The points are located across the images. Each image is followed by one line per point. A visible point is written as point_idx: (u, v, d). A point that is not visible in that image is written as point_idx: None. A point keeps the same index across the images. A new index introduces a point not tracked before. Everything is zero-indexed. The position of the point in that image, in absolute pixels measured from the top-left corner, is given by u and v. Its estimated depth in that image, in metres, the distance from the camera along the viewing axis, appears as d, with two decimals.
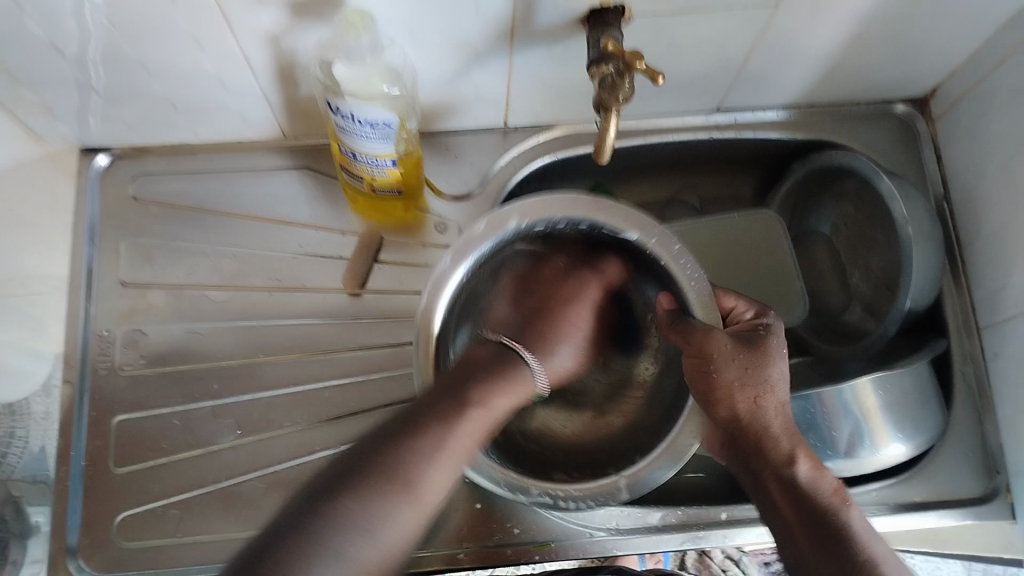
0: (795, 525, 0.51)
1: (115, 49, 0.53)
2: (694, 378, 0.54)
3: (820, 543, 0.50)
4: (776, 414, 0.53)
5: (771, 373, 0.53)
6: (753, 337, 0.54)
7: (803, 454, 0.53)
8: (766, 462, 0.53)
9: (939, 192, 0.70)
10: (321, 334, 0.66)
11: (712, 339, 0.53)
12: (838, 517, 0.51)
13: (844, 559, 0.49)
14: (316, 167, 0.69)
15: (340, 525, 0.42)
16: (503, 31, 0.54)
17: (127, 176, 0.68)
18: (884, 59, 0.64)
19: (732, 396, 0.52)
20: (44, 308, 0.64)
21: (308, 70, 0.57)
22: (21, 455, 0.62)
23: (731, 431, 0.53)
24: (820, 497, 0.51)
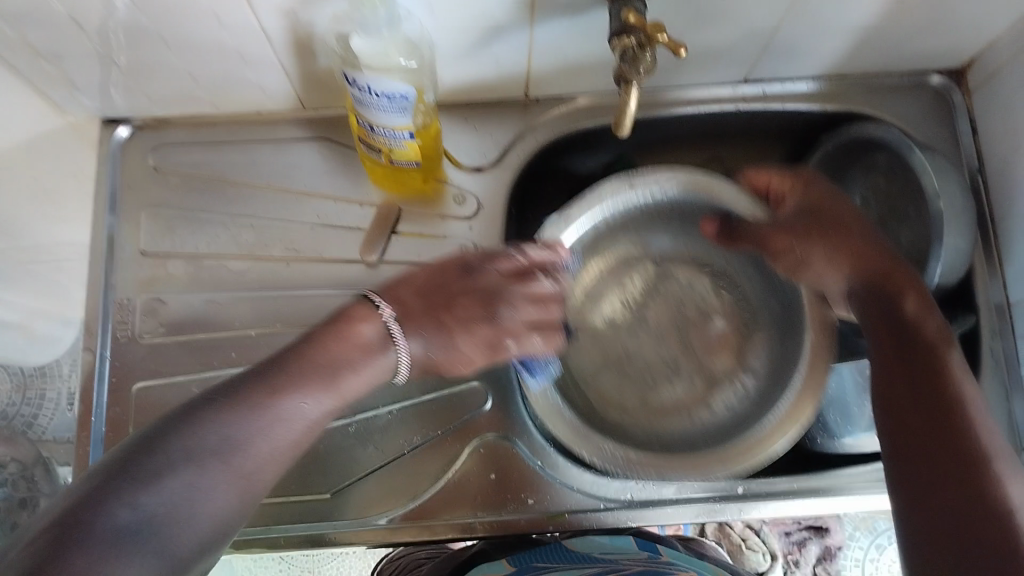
0: (886, 371, 0.52)
1: (134, 21, 0.53)
2: (774, 238, 0.60)
3: (927, 381, 0.49)
4: (846, 262, 0.58)
5: (843, 234, 0.58)
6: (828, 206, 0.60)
7: (922, 292, 0.54)
8: (871, 298, 0.55)
9: (973, 165, 0.68)
10: (339, 305, 0.66)
11: (779, 206, 0.62)
12: (936, 354, 0.51)
13: (951, 397, 0.48)
14: (334, 138, 0.68)
15: (181, 439, 0.43)
16: (525, 2, 0.53)
17: (146, 145, 0.68)
18: (920, 31, 0.62)
19: (778, 249, 0.60)
20: (70, 275, 0.66)
21: (326, 42, 0.56)
22: (51, 417, 0.66)
23: (855, 276, 0.57)
24: (919, 333, 0.52)
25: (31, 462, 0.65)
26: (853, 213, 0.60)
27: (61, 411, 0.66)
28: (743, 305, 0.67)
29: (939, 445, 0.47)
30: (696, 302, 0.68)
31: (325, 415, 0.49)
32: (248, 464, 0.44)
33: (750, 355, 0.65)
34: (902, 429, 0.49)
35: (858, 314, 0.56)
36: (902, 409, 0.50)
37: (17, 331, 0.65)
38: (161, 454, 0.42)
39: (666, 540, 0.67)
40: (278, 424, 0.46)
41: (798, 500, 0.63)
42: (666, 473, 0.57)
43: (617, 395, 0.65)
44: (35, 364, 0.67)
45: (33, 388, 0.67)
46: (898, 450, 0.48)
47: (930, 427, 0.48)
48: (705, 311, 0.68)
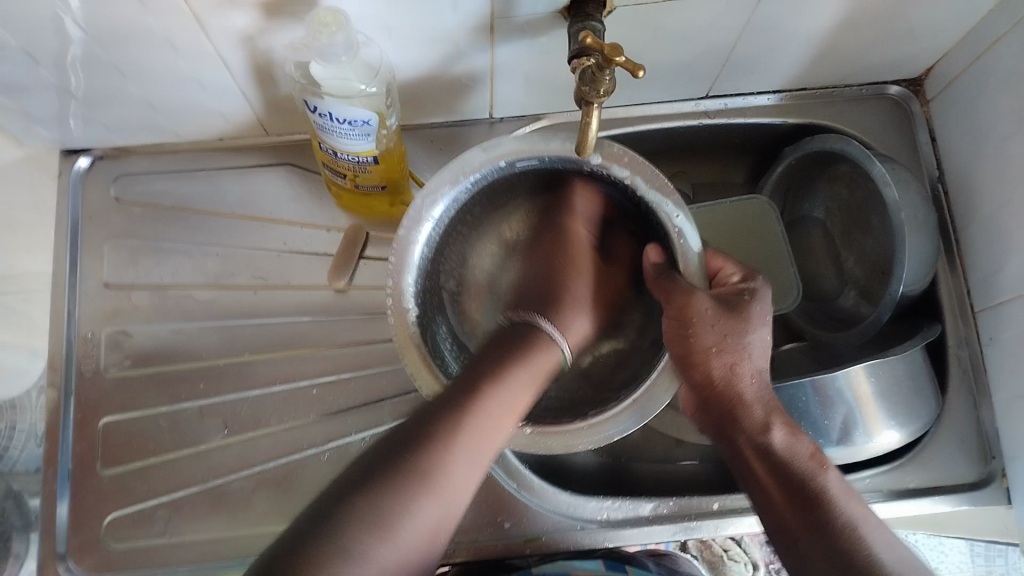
0: (790, 516, 0.49)
1: (89, 53, 0.52)
2: (676, 340, 0.53)
3: (801, 510, 0.49)
4: (750, 381, 0.52)
5: (751, 339, 0.52)
6: (739, 302, 0.52)
7: (779, 422, 0.52)
8: (741, 432, 0.52)
9: (933, 174, 0.69)
10: (310, 331, 0.65)
11: (693, 302, 0.51)
12: (815, 484, 0.50)
13: (825, 525, 0.48)
14: (298, 163, 0.68)
15: (356, 528, 0.40)
16: (484, 25, 0.53)
17: (108, 175, 0.67)
18: (878, 42, 0.63)
19: (708, 361, 0.51)
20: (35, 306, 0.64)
21: (285, 68, 0.55)
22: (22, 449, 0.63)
23: (707, 397, 0.53)
24: (795, 466, 0.50)
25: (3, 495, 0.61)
26: (763, 313, 0.53)
27: (31, 444, 0.63)
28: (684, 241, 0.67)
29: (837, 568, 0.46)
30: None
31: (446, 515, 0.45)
32: (446, 490, 0.44)
33: None
34: (800, 554, 0.48)
35: (714, 435, 0.54)
36: (807, 541, 0.48)
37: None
38: (325, 528, 0.40)
39: (638, 560, 0.65)
40: (432, 512, 0.43)
41: None
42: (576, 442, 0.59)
43: None
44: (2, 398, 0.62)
45: (4, 420, 0.62)
46: (801, 565, 0.48)
47: (824, 549, 0.47)
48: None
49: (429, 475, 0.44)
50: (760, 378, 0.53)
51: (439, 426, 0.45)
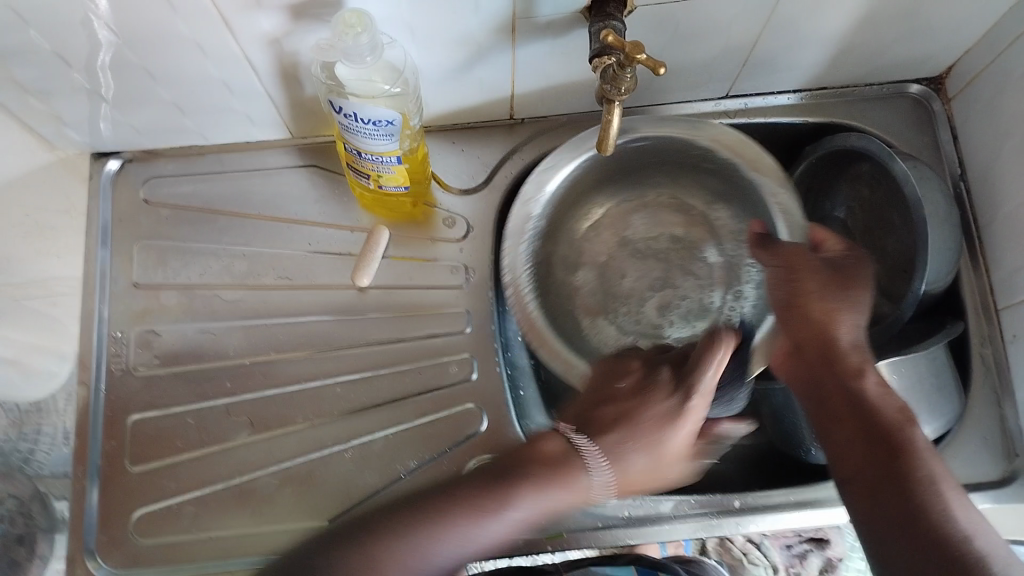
0: (872, 465, 0.49)
1: (119, 56, 0.53)
2: (780, 291, 0.56)
3: (881, 457, 0.49)
4: (850, 332, 0.54)
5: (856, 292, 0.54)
6: (845, 266, 0.55)
7: (874, 375, 0.53)
8: (832, 377, 0.53)
9: (955, 172, 0.69)
10: (333, 330, 0.66)
11: (801, 252, 0.56)
12: (899, 436, 0.49)
13: (901, 473, 0.48)
14: (322, 165, 0.69)
15: None
16: (506, 26, 0.54)
17: (137, 178, 0.69)
18: (898, 40, 0.63)
19: (807, 305, 0.54)
20: (64, 309, 0.65)
21: (310, 70, 0.56)
22: (47, 453, 0.64)
23: (804, 341, 0.55)
24: (881, 417, 0.50)
25: (28, 498, 0.62)
26: (864, 280, 0.55)
27: (58, 446, 0.64)
28: (738, 260, 0.69)
29: (907, 521, 0.46)
30: (688, 245, 0.71)
31: (488, 540, 0.49)
32: (414, 573, 0.46)
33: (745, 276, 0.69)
34: (872, 504, 0.48)
35: (801, 390, 0.55)
36: (883, 492, 0.48)
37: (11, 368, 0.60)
38: None
39: (671, 565, 0.70)
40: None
41: (797, 513, 0.64)
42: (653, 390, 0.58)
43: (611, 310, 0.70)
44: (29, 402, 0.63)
45: (28, 424, 0.63)
46: (871, 511, 0.48)
47: (900, 502, 0.47)
48: (701, 241, 0.71)
49: (399, 555, 0.46)
50: (857, 331, 0.54)
51: (455, 495, 0.49)
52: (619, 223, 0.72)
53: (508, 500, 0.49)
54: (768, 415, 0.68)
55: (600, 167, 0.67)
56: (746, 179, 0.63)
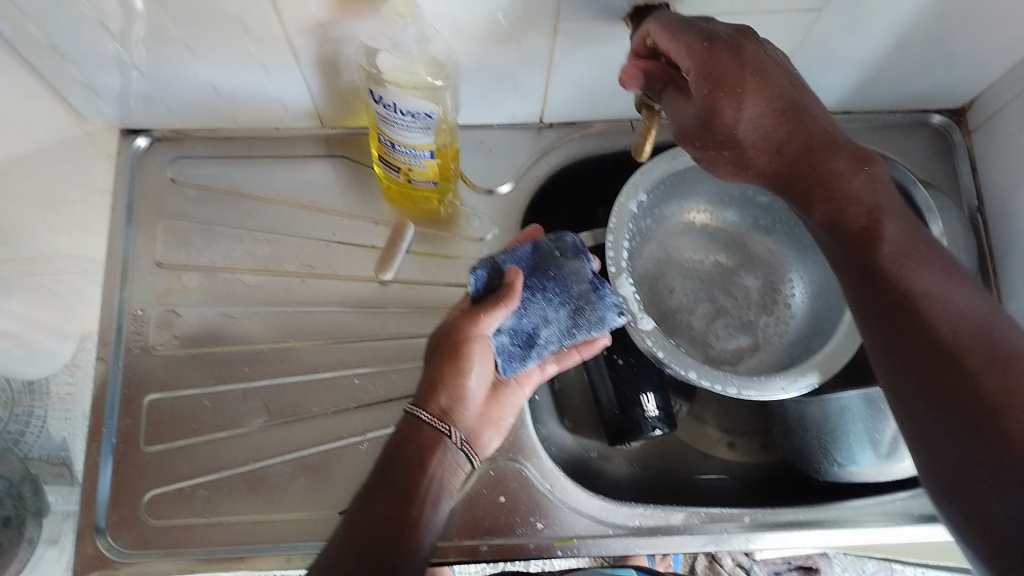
0: (852, 285, 0.48)
1: (161, 29, 0.54)
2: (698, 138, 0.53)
3: (868, 270, 0.46)
4: (752, 126, 0.48)
5: (744, 107, 0.47)
6: (714, 69, 0.45)
7: (845, 157, 0.48)
8: (818, 188, 0.48)
9: (973, 205, 0.70)
10: (352, 321, 0.66)
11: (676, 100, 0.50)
12: (873, 239, 0.47)
13: (892, 281, 0.45)
14: (350, 157, 0.70)
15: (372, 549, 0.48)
16: (547, 27, 0.54)
17: (165, 159, 0.69)
18: (926, 69, 0.64)
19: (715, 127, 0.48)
20: (66, 287, 0.64)
21: (350, 58, 0.57)
22: (39, 434, 0.64)
23: (778, 175, 0.49)
24: (857, 223, 0.48)
25: (19, 478, 0.62)
26: (752, 92, 0.46)
27: (47, 430, 0.64)
28: (770, 282, 0.71)
29: (899, 324, 0.44)
30: (730, 268, 0.73)
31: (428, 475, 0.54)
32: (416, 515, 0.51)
33: (784, 301, 0.70)
34: (879, 327, 0.46)
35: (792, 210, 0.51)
36: (864, 309, 0.47)
37: (11, 342, 0.60)
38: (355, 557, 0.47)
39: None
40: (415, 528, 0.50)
41: (805, 531, 0.64)
42: (744, 387, 0.60)
43: (668, 319, 0.70)
44: (26, 379, 0.63)
45: (21, 405, 0.63)
46: (889, 343, 0.45)
47: (886, 312, 0.45)
48: (741, 264, 0.72)
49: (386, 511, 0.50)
50: (753, 125, 0.48)
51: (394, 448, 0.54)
52: (670, 241, 0.72)
53: (394, 489, 0.52)
54: (783, 432, 0.68)
55: (674, 182, 0.68)
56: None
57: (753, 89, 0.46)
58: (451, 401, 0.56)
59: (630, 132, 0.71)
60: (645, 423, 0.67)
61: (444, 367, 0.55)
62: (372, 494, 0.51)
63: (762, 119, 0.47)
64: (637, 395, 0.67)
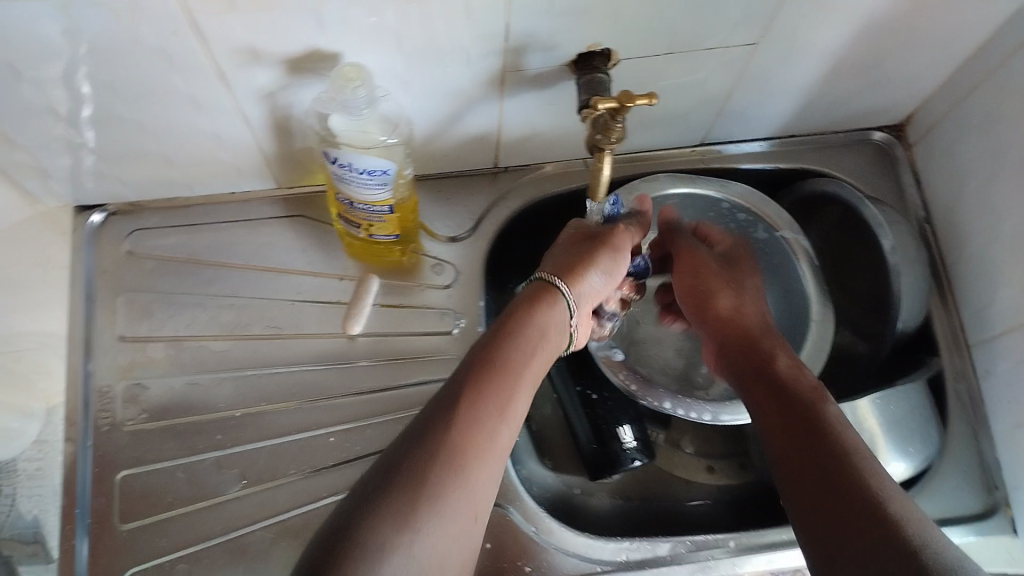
0: (789, 444, 0.51)
1: (111, 109, 0.54)
2: (685, 291, 0.65)
3: (796, 431, 0.52)
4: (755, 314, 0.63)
5: (748, 285, 0.65)
6: (739, 269, 0.65)
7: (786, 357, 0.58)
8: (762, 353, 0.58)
9: (920, 215, 0.72)
10: (323, 379, 0.66)
11: (699, 257, 0.65)
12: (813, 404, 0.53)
13: (813, 434, 0.51)
14: (310, 216, 0.70)
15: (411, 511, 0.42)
16: (495, 78, 0.55)
17: (122, 231, 0.69)
18: (863, 90, 0.66)
19: (718, 298, 0.63)
20: (28, 365, 0.62)
21: (303, 122, 0.57)
22: (8, 515, 0.60)
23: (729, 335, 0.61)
24: (799, 391, 0.54)
25: None
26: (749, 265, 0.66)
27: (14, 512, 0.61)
28: None
29: (832, 473, 0.48)
30: None
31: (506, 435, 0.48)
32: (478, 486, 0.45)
33: None
34: (802, 480, 0.49)
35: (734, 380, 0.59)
36: (806, 460, 0.49)
37: None
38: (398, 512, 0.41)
39: None
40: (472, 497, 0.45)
41: (787, 550, 0.65)
42: (721, 415, 0.64)
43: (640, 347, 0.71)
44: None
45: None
46: (802, 496, 0.48)
47: (830, 463, 0.48)
48: None
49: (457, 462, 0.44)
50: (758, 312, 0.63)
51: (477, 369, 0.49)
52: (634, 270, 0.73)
53: (482, 410, 0.47)
54: None
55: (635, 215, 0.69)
56: (771, 236, 0.69)
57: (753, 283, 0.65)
58: (591, 287, 0.59)
59: (584, 170, 0.72)
60: (624, 456, 0.67)
61: (586, 249, 0.59)
62: (458, 400, 0.47)
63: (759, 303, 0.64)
64: (614, 428, 0.68)
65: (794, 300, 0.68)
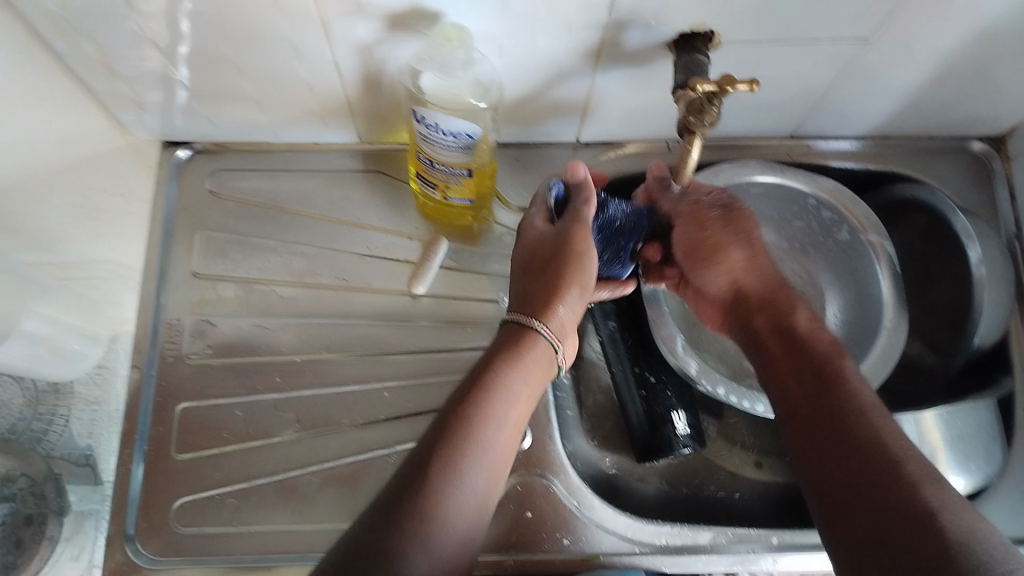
0: (803, 402, 0.52)
1: (210, 48, 0.55)
2: (685, 248, 0.64)
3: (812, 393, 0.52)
4: (762, 267, 0.63)
5: (752, 236, 0.63)
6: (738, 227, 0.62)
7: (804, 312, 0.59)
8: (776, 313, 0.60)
9: (1011, 232, 0.70)
10: (384, 335, 0.67)
11: (697, 209, 0.62)
12: (829, 368, 0.53)
13: (831, 397, 0.51)
14: (386, 172, 0.70)
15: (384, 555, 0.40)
16: (591, 51, 0.55)
17: (204, 169, 0.70)
18: (968, 97, 0.64)
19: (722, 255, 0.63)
20: (101, 292, 0.64)
21: (394, 77, 0.57)
22: (62, 433, 0.61)
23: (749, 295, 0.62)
24: (811, 353, 0.55)
25: (42, 477, 0.58)
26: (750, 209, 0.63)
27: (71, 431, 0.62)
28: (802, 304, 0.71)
29: (845, 432, 0.48)
30: None
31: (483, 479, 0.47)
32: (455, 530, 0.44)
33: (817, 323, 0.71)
34: (817, 436, 0.50)
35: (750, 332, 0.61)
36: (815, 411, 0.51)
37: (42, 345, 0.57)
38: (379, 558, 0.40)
39: None
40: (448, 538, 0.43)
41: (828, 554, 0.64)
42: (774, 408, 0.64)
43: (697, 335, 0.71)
44: (52, 380, 0.61)
45: (45, 404, 0.61)
46: (820, 452, 0.49)
47: (843, 437, 0.48)
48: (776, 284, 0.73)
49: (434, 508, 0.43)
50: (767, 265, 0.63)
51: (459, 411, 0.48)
52: None
53: (465, 461, 0.45)
54: None
55: None
56: (853, 238, 0.66)
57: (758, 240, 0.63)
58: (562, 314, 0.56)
59: (665, 153, 0.70)
60: (675, 442, 0.67)
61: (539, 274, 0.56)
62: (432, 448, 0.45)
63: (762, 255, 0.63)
64: (667, 412, 0.67)
65: (864, 306, 0.66)
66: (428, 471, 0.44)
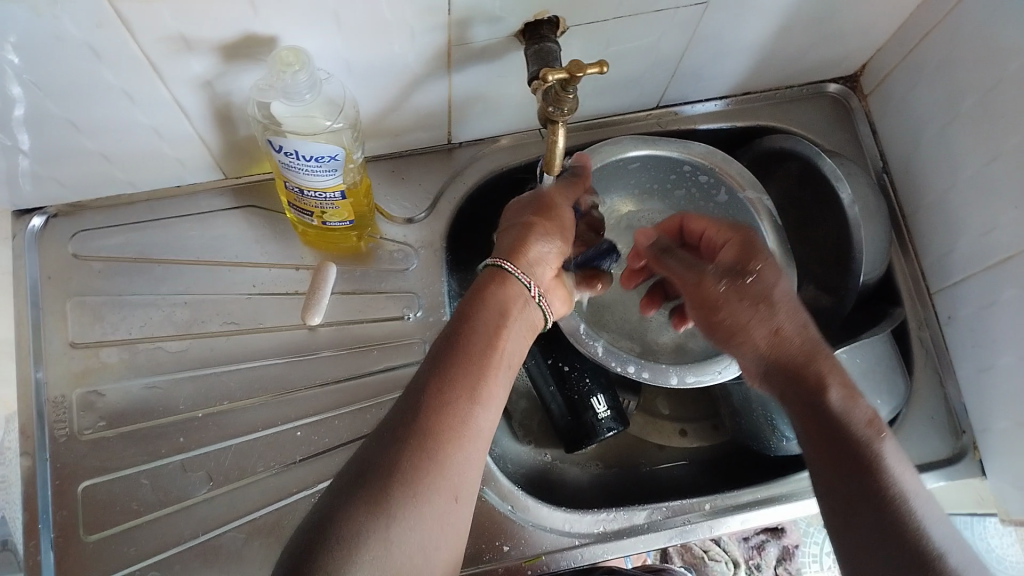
0: (820, 452, 0.50)
1: (42, 108, 0.51)
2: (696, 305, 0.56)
3: (840, 462, 0.48)
4: (795, 332, 0.53)
5: (777, 292, 0.54)
6: (751, 293, 0.54)
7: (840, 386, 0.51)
8: (801, 383, 0.52)
9: (877, 165, 0.72)
10: (286, 372, 0.64)
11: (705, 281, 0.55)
12: (863, 444, 0.48)
13: (864, 476, 0.47)
14: (261, 205, 0.68)
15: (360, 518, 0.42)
16: (440, 53, 0.53)
17: (64, 233, 0.66)
18: (816, 43, 0.65)
19: (745, 329, 0.54)
20: None
21: (244, 109, 0.55)
22: None
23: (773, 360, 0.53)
24: (847, 422, 0.49)
25: None
26: (769, 270, 0.54)
27: None
28: None
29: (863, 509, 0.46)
30: None
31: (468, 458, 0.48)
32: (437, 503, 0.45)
33: None
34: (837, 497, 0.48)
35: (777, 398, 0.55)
36: (851, 499, 0.47)
37: None
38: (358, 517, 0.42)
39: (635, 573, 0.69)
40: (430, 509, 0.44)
41: (762, 509, 0.65)
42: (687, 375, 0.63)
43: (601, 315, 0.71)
44: None
45: None
46: (841, 515, 0.47)
47: (861, 506, 0.46)
48: None
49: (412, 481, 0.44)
50: (798, 329, 0.53)
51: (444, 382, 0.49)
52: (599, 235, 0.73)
53: (441, 437, 0.46)
54: (728, 415, 0.70)
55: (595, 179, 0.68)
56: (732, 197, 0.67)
57: (784, 306, 0.53)
58: (536, 255, 0.57)
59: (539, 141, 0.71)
60: (599, 426, 0.67)
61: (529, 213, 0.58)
62: (412, 426, 0.46)
63: (791, 319, 0.53)
64: (587, 399, 0.67)
65: None
66: (404, 449, 0.45)
